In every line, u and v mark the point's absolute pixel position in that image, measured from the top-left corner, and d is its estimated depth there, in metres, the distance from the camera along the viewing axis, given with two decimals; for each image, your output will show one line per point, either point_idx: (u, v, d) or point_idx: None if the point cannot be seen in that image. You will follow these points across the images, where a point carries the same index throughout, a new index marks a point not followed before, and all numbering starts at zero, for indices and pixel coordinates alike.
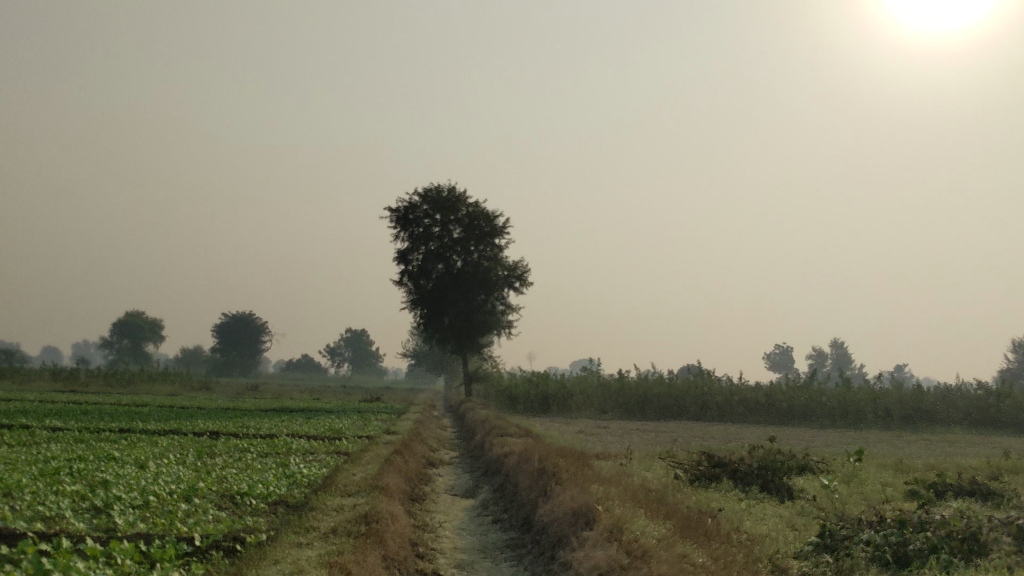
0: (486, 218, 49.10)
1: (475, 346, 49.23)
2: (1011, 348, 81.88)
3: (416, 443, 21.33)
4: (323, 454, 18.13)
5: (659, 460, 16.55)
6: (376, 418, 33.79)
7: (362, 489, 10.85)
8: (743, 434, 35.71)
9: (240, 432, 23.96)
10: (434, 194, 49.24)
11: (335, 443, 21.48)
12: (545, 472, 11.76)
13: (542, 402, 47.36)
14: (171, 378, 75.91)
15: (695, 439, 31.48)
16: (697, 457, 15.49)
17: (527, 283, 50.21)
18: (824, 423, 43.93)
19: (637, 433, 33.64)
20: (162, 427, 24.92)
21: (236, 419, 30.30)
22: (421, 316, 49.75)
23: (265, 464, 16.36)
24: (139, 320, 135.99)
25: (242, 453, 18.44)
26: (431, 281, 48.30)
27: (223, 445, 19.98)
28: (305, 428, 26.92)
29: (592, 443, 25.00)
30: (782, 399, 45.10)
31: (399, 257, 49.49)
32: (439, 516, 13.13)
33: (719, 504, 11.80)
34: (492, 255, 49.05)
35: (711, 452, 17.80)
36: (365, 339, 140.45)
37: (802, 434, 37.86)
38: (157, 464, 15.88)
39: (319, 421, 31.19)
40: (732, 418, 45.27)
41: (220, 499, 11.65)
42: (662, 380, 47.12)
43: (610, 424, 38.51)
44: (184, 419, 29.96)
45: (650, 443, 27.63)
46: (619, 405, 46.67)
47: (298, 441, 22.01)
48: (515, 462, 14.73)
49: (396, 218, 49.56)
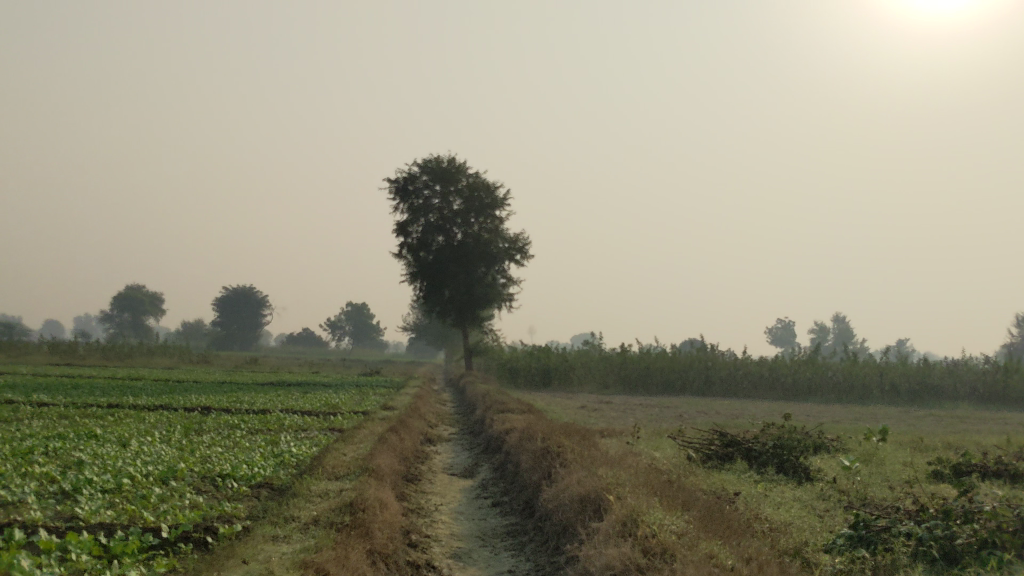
0: (487, 189, 48.16)
1: (476, 320, 48.47)
2: (1017, 324, 81.15)
3: (414, 418, 20.57)
4: (316, 432, 17.34)
5: (666, 438, 15.77)
6: (374, 392, 33.13)
7: (351, 473, 10.05)
8: (749, 409, 35.00)
9: (232, 407, 23.23)
10: (434, 164, 48.34)
11: (329, 419, 20.71)
12: (548, 452, 10.96)
13: (543, 376, 46.67)
14: (169, 352, 75.22)
15: (701, 414, 30.81)
16: (708, 435, 14.68)
17: (529, 255, 49.38)
18: (829, 398, 43.24)
19: (641, 408, 32.92)
20: (153, 402, 24.18)
21: (231, 394, 29.57)
22: (420, 289, 48.98)
23: (254, 442, 15.57)
24: (138, 294, 135.34)
25: (232, 430, 17.67)
26: (431, 254, 47.49)
27: (214, 422, 19.22)
28: (300, 403, 26.22)
29: (595, 419, 24.27)
30: (788, 373, 44.40)
31: (398, 229, 48.66)
32: (434, 499, 12.36)
33: (735, 488, 11.02)
34: (492, 227, 48.16)
35: (721, 430, 17.01)
36: (366, 312, 139.88)
37: (807, 409, 37.17)
38: (140, 442, 15.10)
39: (316, 396, 30.50)
40: (736, 392, 44.59)
41: (199, 481, 10.86)
42: (665, 354, 46.38)
43: (613, 399, 37.84)
44: (178, 393, 29.22)
45: (655, 419, 26.91)
46: (621, 379, 46.01)
47: (292, 416, 21.23)
48: (516, 440, 13.95)
49: (395, 189, 48.69)
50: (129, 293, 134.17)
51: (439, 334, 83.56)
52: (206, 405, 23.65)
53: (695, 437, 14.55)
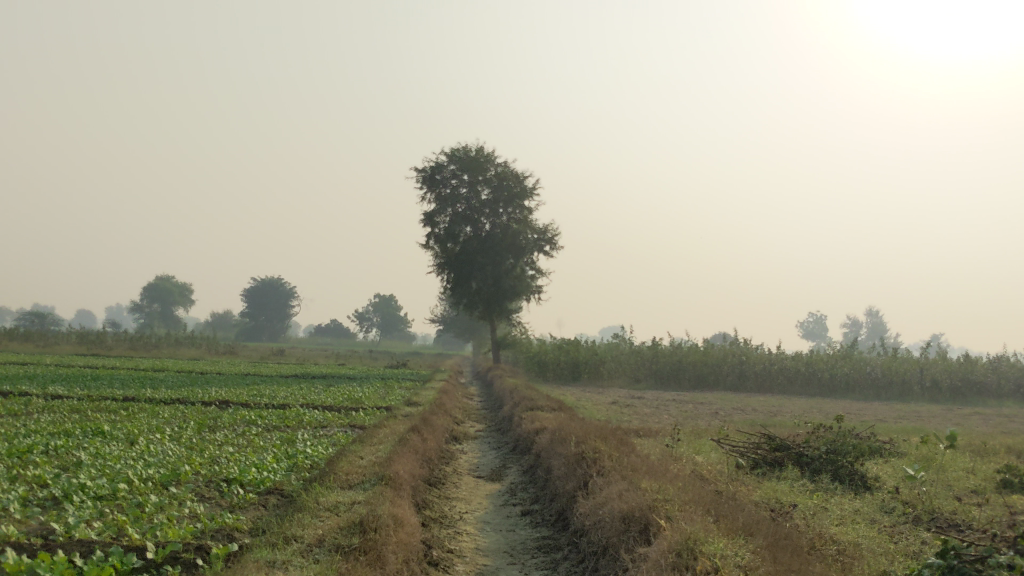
0: (515, 179, 47.20)
1: (504, 312, 47.53)
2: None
3: (439, 415, 19.64)
4: (335, 430, 16.46)
5: (707, 440, 14.76)
6: (401, 385, 32.30)
7: (366, 480, 9.11)
8: (786, 405, 33.83)
9: (251, 401, 22.40)
10: (461, 154, 47.47)
11: (350, 416, 19.84)
12: (583, 458, 9.99)
13: (572, 369, 45.66)
14: (197, 342, 74.86)
15: (737, 411, 29.70)
16: (753, 438, 13.63)
17: (558, 247, 48.37)
18: (868, 395, 41.91)
19: (674, 405, 31.84)
20: (170, 396, 23.41)
21: (253, 387, 28.80)
22: (447, 281, 48.12)
23: (269, 441, 14.71)
24: (168, 284, 135.69)
25: (246, 427, 16.82)
26: (458, 245, 46.61)
27: (229, 417, 18.37)
28: (323, 397, 25.38)
29: (628, 417, 23.23)
30: (824, 368, 43.08)
31: (426, 220, 47.84)
32: (459, 506, 11.42)
33: (790, 501, 10.00)
34: (521, 218, 47.19)
35: (764, 430, 15.94)
36: (394, 304, 139.55)
37: (846, 406, 35.91)
38: (148, 439, 14.24)
39: (339, 390, 29.61)
40: (771, 387, 43.36)
41: (202, 486, 9.98)
42: (697, 348, 45.21)
43: (644, 395, 36.77)
44: (199, 386, 28.47)
45: (691, 416, 25.80)
46: (652, 373, 44.94)
47: (312, 412, 20.37)
48: (546, 442, 12.96)
49: (422, 179, 47.88)
50: (159, 284, 134.57)
51: (467, 327, 82.70)
52: (225, 398, 22.94)
53: (740, 440, 13.51)
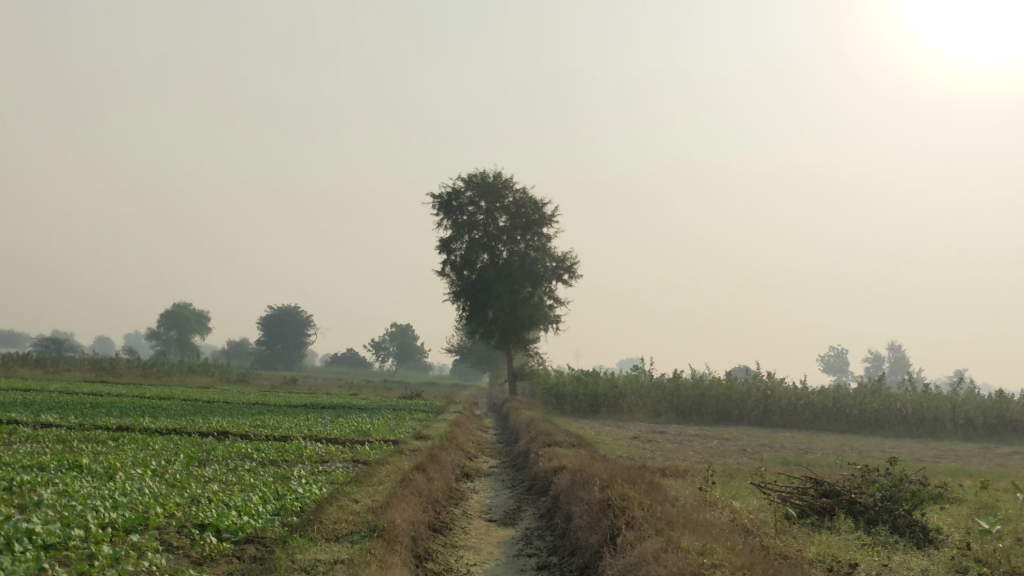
0: (534, 205, 46.03)
1: (520, 342, 46.22)
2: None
3: (449, 448, 18.31)
4: (336, 465, 15.18)
5: (743, 482, 13.34)
6: (413, 417, 31.05)
7: (356, 532, 7.82)
8: (815, 443, 32.38)
9: (251, 432, 21.12)
10: (479, 179, 46.38)
11: (355, 450, 18.50)
12: (609, 506, 8.68)
13: (591, 403, 44.29)
14: (210, 370, 73.77)
15: (765, 448, 28.25)
16: (796, 482, 12.25)
17: (576, 275, 47.12)
18: (898, 432, 40.28)
19: (699, 441, 30.38)
20: (168, 425, 22.19)
21: (258, 417, 27.55)
22: (463, 309, 46.91)
23: (261, 477, 13.44)
24: (184, 311, 135.18)
25: (240, 461, 15.49)
26: (475, 273, 45.49)
27: (224, 450, 17.05)
28: (330, 428, 24.18)
29: (653, 454, 21.86)
30: (853, 405, 41.46)
31: (441, 247, 46.77)
32: (467, 556, 10.10)
33: (850, 559, 8.64)
34: (539, 245, 45.97)
35: (804, 472, 14.54)
36: (410, 334, 138.53)
37: (877, 444, 34.37)
38: (126, 473, 12.94)
39: (347, 421, 28.31)
40: (797, 423, 41.82)
41: (171, 533, 8.70)
42: (720, 381, 43.76)
43: (667, 430, 35.33)
44: (201, 415, 27.25)
45: (717, 453, 24.38)
46: (674, 408, 43.49)
47: (314, 445, 19.00)
48: (566, 484, 11.64)
49: (438, 205, 46.85)
50: (175, 311, 134.04)
51: (484, 356, 81.38)
52: (224, 429, 21.74)
53: (782, 483, 12.15)
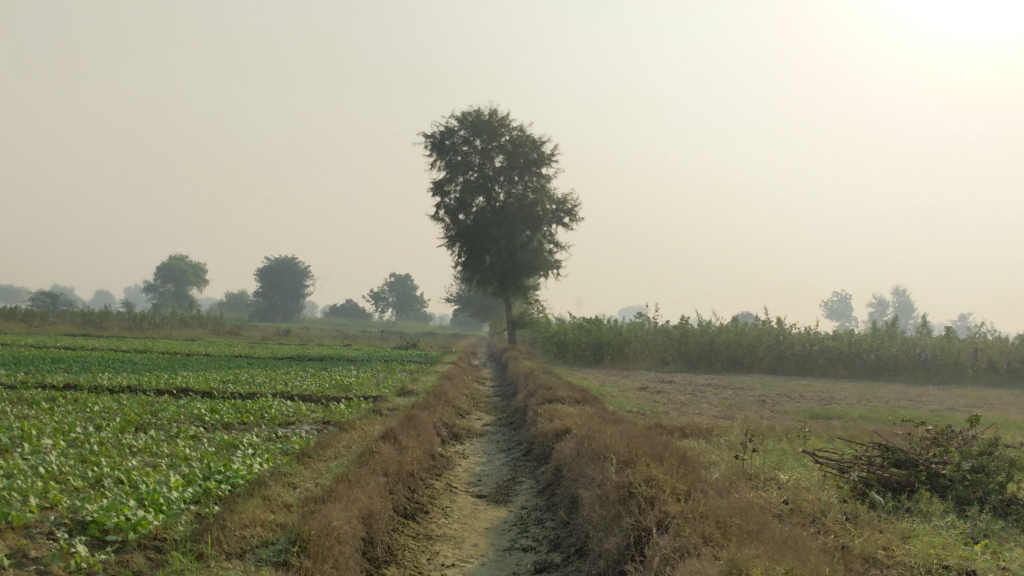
0: (532, 144, 43.31)
1: (520, 289, 43.86)
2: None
3: (435, 406, 15.95)
4: (298, 431, 12.92)
5: (787, 449, 10.99)
6: (404, 369, 28.81)
7: (275, 544, 5.54)
8: (835, 392, 30.16)
9: (215, 388, 18.77)
10: (473, 117, 43.59)
11: (329, 409, 16.18)
12: (631, 495, 6.35)
13: (595, 351, 42.08)
14: (202, 322, 71.48)
15: (785, 398, 26.06)
16: (856, 450, 9.90)
17: (578, 218, 44.57)
18: (917, 378, 38.08)
19: (710, 390, 28.17)
20: (124, 382, 19.82)
21: (233, 371, 25.26)
22: (459, 255, 44.49)
23: (202, 447, 11.15)
24: (180, 262, 132.88)
25: (186, 425, 13.16)
26: (470, 217, 42.98)
27: (173, 411, 14.71)
28: (307, 383, 21.98)
29: (665, 408, 19.61)
30: (870, 350, 39.19)
31: (435, 189, 44.20)
32: (444, 550, 7.80)
33: (961, 563, 6.26)
34: (539, 186, 43.36)
35: (850, 436, 12.27)
36: (409, 284, 136.29)
37: (899, 392, 32.13)
38: (33, 443, 10.60)
39: (331, 374, 25.99)
40: (811, 370, 39.66)
41: (32, 537, 6.40)
42: (729, 328, 41.55)
43: (675, 379, 33.21)
44: (170, 370, 24.91)
45: (734, 406, 22.09)
46: (681, 355, 41.37)
47: (283, 404, 16.69)
48: (572, 455, 9.32)
49: (431, 145, 44.23)
50: (171, 263, 131.71)
51: (483, 305, 79.23)
52: (186, 386, 19.39)
53: (839, 453, 9.82)
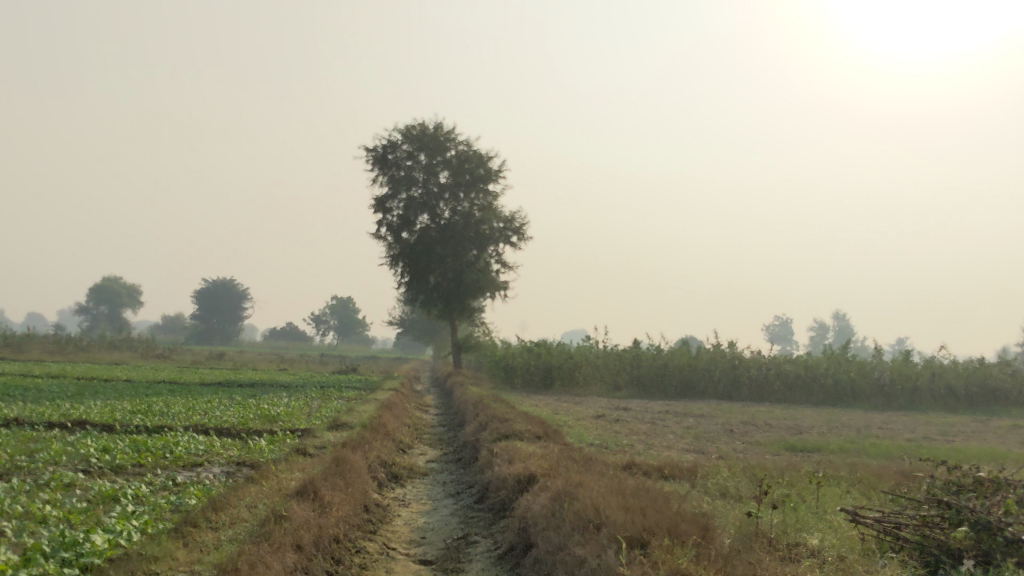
0: (479, 159, 41.34)
1: (466, 310, 41.72)
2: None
3: (371, 441, 13.74)
4: (201, 478, 10.58)
5: (819, 509, 9.02)
6: (341, 396, 26.45)
7: None
8: (800, 419, 28.38)
9: (116, 421, 16.24)
10: (417, 130, 41.51)
11: (246, 447, 13.83)
12: None
13: (544, 376, 40.00)
14: (131, 345, 67.81)
15: (751, 427, 24.25)
16: (920, 506, 7.85)
17: (526, 237, 42.61)
18: (877, 403, 36.64)
19: (671, 419, 26.29)
20: (13, 413, 17.16)
21: (147, 400, 22.61)
22: (402, 275, 42.22)
23: (71, 501, 8.79)
24: (113, 284, 128.01)
25: (59, 470, 10.72)
26: (414, 235, 40.82)
27: (54, 450, 12.23)
28: (228, 413, 19.53)
29: (630, 442, 17.62)
30: (827, 373, 37.70)
31: (376, 206, 41.94)
32: None
33: None
34: (485, 204, 41.35)
35: (867, 490, 10.34)
36: (351, 306, 133.16)
37: (864, 419, 30.60)
38: None
39: (260, 402, 23.51)
40: (768, 396, 38.08)
41: None
42: (684, 352, 39.87)
43: (631, 406, 31.29)
44: (76, 398, 22.22)
45: (702, 437, 20.12)
46: (635, 380, 39.58)
47: (192, 440, 14.29)
48: (546, 518, 7.22)
49: (373, 159, 42.03)
50: (103, 284, 126.89)
51: (428, 327, 76.84)
52: (85, 418, 16.80)
53: (884, 512, 7.76)
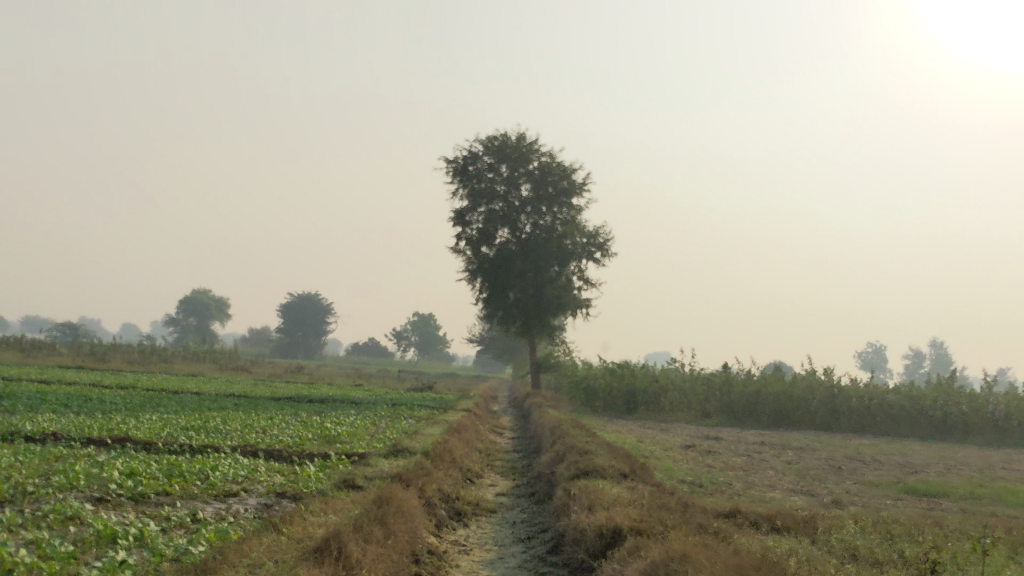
0: (563, 171, 39.56)
1: (546, 329, 40.00)
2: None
3: (432, 472, 12.07)
4: (227, 514, 9.01)
5: None
6: (412, 416, 24.87)
7: None
8: (911, 456, 25.67)
9: (161, 439, 14.86)
10: (499, 142, 40.02)
11: (292, 474, 12.26)
12: None
13: (628, 400, 38.16)
14: (213, 357, 67.63)
15: (860, 464, 21.80)
16: None
17: (610, 253, 40.65)
18: (992, 440, 33.40)
19: (769, 451, 23.97)
20: (56, 427, 15.93)
21: (208, 415, 21.31)
22: (481, 291, 40.71)
23: (56, 542, 7.23)
24: (202, 297, 129.71)
25: (67, 498, 9.25)
26: (493, 250, 39.31)
27: (75, 472, 10.80)
28: (286, 432, 18.10)
29: (728, 479, 15.57)
30: (936, 406, 34.50)
31: (456, 220, 40.60)
32: None
33: None
34: (569, 218, 39.54)
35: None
36: (433, 323, 132.45)
37: (982, 457, 27.63)
38: None
39: (324, 421, 21.99)
40: (869, 428, 35.19)
41: None
42: (778, 378, 37.29)
43: (721, 435, 28.97)
44: (134, 411, 21.09)
45: (806, 475, 17.90)
46: (725, 408, 37.17)
47: (233, 462, 12.81)
48: None
49: (454, 171, 40.74)
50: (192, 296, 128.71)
51: (508, 346, 75.18)
52: (130, 434, 15.49)
53: None
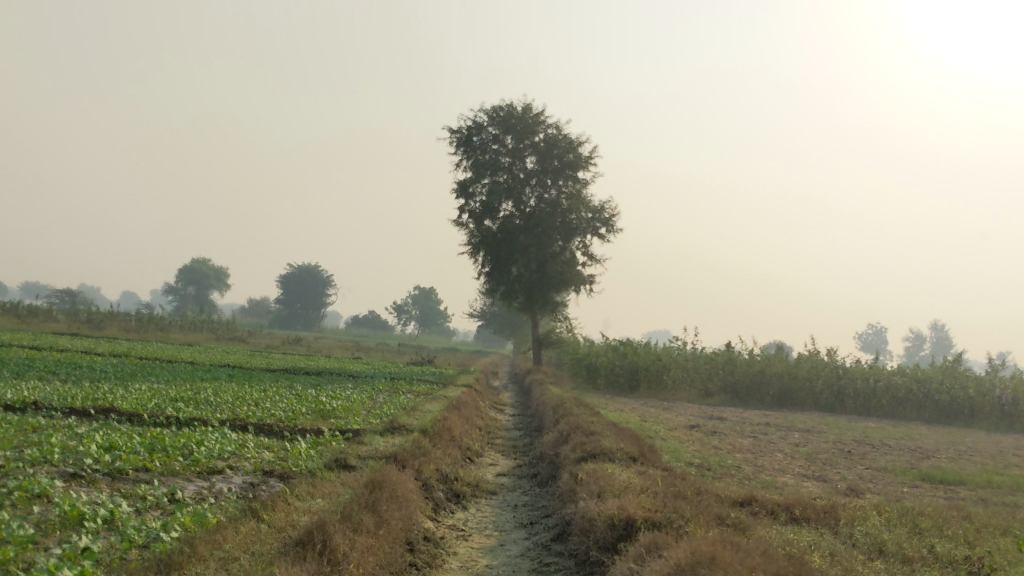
0: (569, 144, 38.72)
1: (548, 304, 39.35)
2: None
3: (430, 451, 11.44)
4: (209, 495, 8.36)
5: None
6: (410, 391, 24.22)
7: None
8: (920, 440, 25.08)
9: (148, 410, 14.21)
10: (504, 113, 39.17)
11: (282, 450, 11.61)
12: None
13: (630, 377, 37.59)
14: (211, 327, 66.96)
15: (869, 448, 21.20)
16: None
17: (615, 228, 39.91)
18: (999, 424, 32.85)
19: (775, 433, 23.37)
20: (39, 396, 15.27)
21: (200, 385, 20.66)
22: (483, 264, 40.03)
23: (14, 524, 6.56)
24: (202, 266, 128.96)
25: (38, 474, 8.60)
26: (496, 223, 38.58)
27: (50, 444, 10.13)
28: (278, 406, 17.44)
29: (737, 463, 14.94)
30: (943, 390, 33.92)
31: (459, 192, 39.84)
32: None
33: None
34: (574, 192, 38.77)
35: None
36: (433, 297, 131.81)
37: (991, 442, 27.05)
38: None
39: (320, 394, 21.34)
40: (874, 410, 34.61)
41: None
42: (783, 358, 36.67)
43: (725, 415, 28.38)
44: (124, 381, 20.44)
45: (817, 459, 17.26)
46: (728, 387, 36.59)
47: (221, 436, 12.16)
48: None
49: (458, 142, 39.94)
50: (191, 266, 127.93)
51: (508, 321, 74.51)
52: (115, 404, 14.83)
53: None
